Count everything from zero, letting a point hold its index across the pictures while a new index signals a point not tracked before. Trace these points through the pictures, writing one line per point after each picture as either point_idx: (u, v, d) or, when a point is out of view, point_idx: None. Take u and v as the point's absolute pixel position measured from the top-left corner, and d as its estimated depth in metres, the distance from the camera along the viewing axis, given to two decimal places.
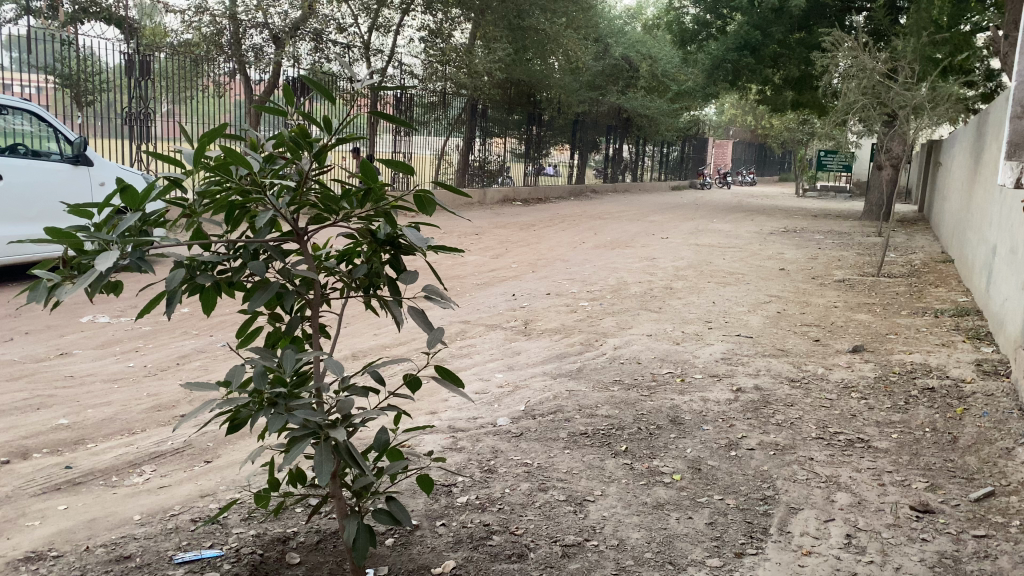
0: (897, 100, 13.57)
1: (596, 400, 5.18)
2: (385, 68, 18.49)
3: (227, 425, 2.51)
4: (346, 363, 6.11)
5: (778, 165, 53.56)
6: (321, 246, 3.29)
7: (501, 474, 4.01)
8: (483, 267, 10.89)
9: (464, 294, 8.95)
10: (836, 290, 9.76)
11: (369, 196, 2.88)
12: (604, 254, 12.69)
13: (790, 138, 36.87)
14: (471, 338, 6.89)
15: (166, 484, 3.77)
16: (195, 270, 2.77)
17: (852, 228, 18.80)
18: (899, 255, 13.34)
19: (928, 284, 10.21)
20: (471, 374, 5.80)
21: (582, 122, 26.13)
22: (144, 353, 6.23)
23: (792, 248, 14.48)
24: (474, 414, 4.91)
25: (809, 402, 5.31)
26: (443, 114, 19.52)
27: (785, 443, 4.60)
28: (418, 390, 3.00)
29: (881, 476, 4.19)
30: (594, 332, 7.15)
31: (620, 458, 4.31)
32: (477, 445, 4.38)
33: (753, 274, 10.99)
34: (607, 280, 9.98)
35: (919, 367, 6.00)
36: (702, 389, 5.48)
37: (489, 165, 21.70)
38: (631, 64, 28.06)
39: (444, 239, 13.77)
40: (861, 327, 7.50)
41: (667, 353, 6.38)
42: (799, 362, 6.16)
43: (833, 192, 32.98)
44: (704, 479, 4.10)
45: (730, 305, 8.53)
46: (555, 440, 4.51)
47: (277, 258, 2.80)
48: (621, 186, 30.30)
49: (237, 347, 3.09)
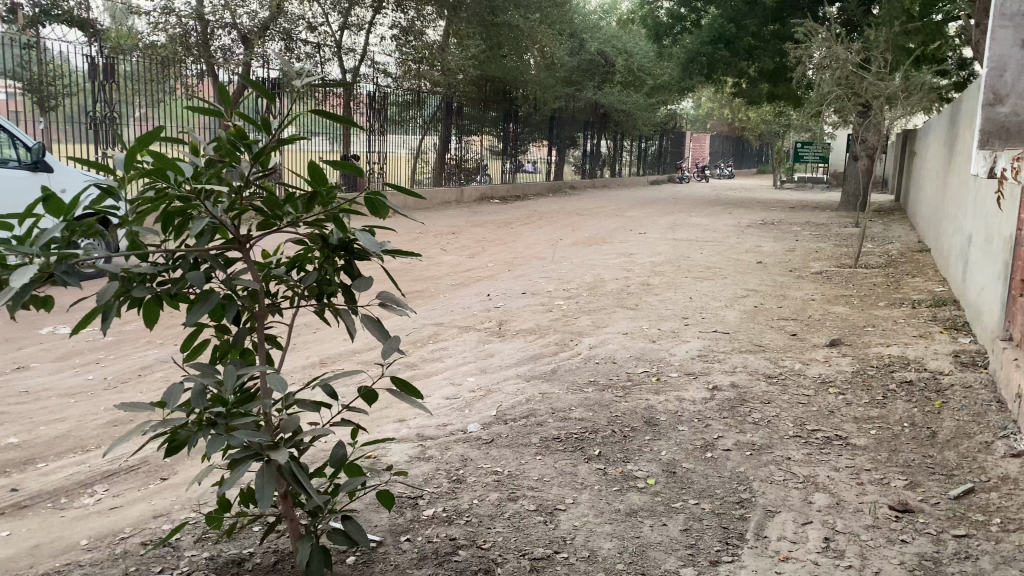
0: (871, 90, 13.55)
1: (570, 402, 5.06)
2: (357, 67, 18.26)
3: (165, 447, 2.37)
4: (315, 370, 5.95)
5: (756, 157, 53.80)
6: (271, 253, 3.14)
7: (470, 484, 3.88)
8: (459, 267, 10.74)
9: (438, 295, 8.81)
10: (814, 283, 9.70)
11: (315, 200, 2.76)
12: (582, 251, 12.59)
13: (768, 130, 36.96)
14: (444, 341, 6.74)
15: (118, 504, 3.62)
16: (132, 282, 2.62)
17: (830, 219, 18.81)
18: (877, 246, 13.33)
19: (906, 274, 10.18)
20: (443, 379, 5.66)
21: (559, 118, 26.02)
22: (106, 365, 6.04)
23: (770, 241, 14.44)
24: (443, 421, 4.77)
25: (787, 398, 5.21)
26: (418, 113, 19.33)
27: (762, 442, 4.49)
28: (374, 402, 2.86)
29: (859, 474, 4.09)
30: (570, 331, 7.03)
31: (593, 463, 4.18)
32: (446, 453, 4.25)
33: (730, 268, 10.91)
34: (584, 277, 9.86)
35: (897, 360, 5.92)
36: (677, 388, 5.37)
37: (466, 163, 21.53)
38: (607, 59, 27.97)
39: (421, 239, 13.62)
40: (839, 319, 7.44)
41: (643, 351, 6.27)
42: (776, 358, 6.06)
43: (810, 184, 33.09)
44: (679, 482, 3.99)
45: (707, 300, 8.44)
46: (527, 446, 4.38)
47: (218, 268, 2.66)
48: (599, 182, 30.24)
49: (184, 362, 2.95)
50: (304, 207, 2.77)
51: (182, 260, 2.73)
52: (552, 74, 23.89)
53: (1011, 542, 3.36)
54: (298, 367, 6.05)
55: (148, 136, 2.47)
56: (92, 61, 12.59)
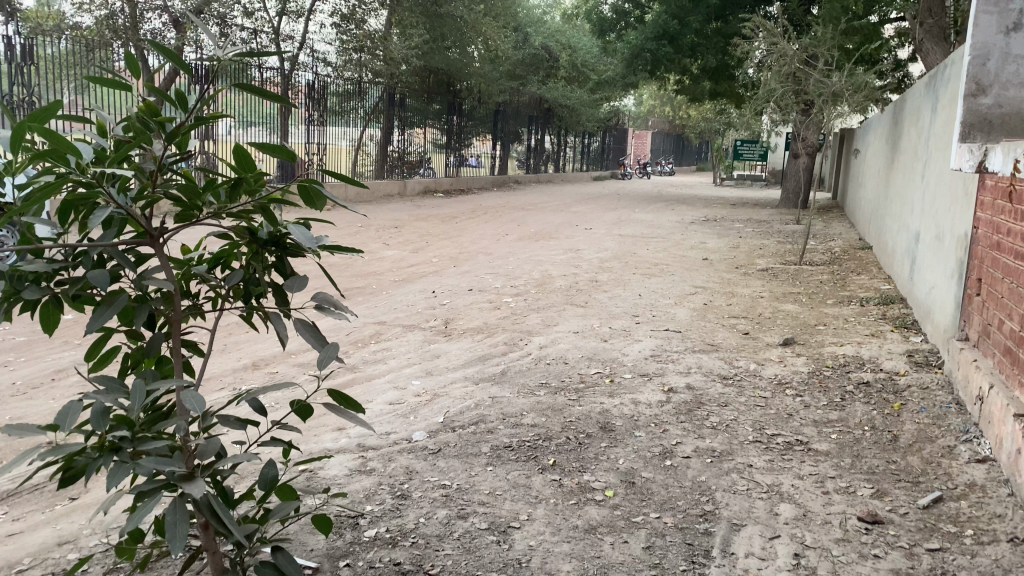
0: (815, 87, 13.60)
1: (521, 407, 4.78)
2: (296, 55, 17.69)
3: (58, 477, 2.01)
4: (248, 374, 5.55)
5: (695, 154, 54.46)
6: (192, 249, 2.81)
7: (416, 500, 3.58)
8: (402, 263, 10.36)
9: (380, 292, 8.44)
10: (761, 280, 9.63)
11: (241, 188, 2.44)
12: (527, 246, 12.34)
13: (709, 128, 37.37)
14: (386, 341, 6.40)
15: (21, 529, 3.23)
16: (22, 282, 2.24)
17: (771, 216, 18.97)
18: (820, 243, 13.42)
19: (851, 272, 10.20)
20: (385, 382, 5.33)
21: (503, 113, 25.72)
22: (15, 368, 5.55)
23: (715, 237, 14.43)
24: (386, 429, 4.45)
25: (744, 400, 5.03)
26: (359, 104, 18.75)
27: (722, 448, 4.30)
28: (308, 418, 2.53)
29: (825, 483, 3.93)
30: (518, 330, 6.76)
31: (548, 474, 3.92)
32: (389, 465, 3.94)
33: (678, 265, 10.80)
34: (532, 274, 9.60)
35: (852, 360, 5.80)
36: (632, 390, 5.15)
37: (408, 156, 21.06)
38: (551, 53, 27.77)
39: (362, 233, 13.19)
40: (789, 318, 7.33)
41: (595, 351, 6.04)
42: (730, 357, 5.90)
43: (749, 181, 33.53)
44: (638, 494, 3.75)
45: (656, 297, 8.28)
46: (477, 455, 4.09)
47: (127, 267, 2.31)
48: (543, 177, 30.08)
49: (89, 372, 2.58)
50: (228, 197, 2.45)
51: (82, 256, 2.34)
52: (496, 66, 23.59)
53: (987, 555, 3.22)
54: (229, 370, 5.65)
55: (42, 111, 2.08)
56: (8, 40, 11.79)
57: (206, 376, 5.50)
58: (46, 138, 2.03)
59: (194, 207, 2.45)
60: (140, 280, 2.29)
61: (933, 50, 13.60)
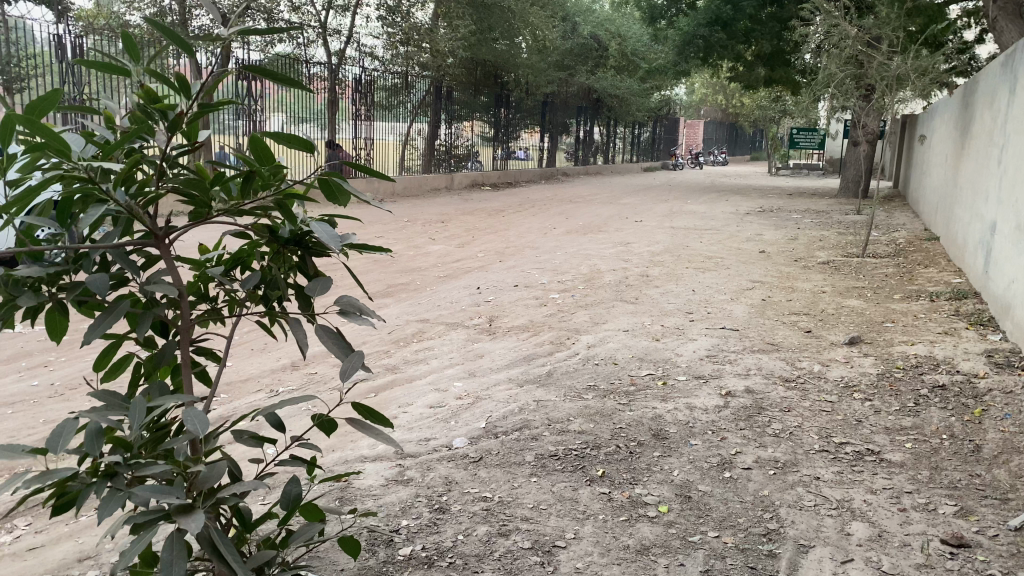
0: (878, 71, 12.98)
1: (568, 412, 4.51)
2: (343, 50, 17.74)
3: (49, 503, 1.81)
4: (286, 374, 5.40)
5: (750, 143, 53.30)
6: (210, 248, 2.60)
7: (454, 515, 3.35)
8: (447, 258, 10.16)
9: (424, 288, 8.24)
10: (822, 273, 9.19)
11: (255, 182, 2.23)
12: (576, 240, 12.04)
13: (762, 117, 36.47)
14: (429, 339, 6.19)
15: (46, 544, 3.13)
16: (18, 288, 2.05)
17: (830, 206, 18.30)
18: (883, 234, 12.83)
19: (918, 264, 9.68)
20: (426, 384, 5.12)
21: (552, 104, 25.40)
22: (54, 369, 5.49)
23: (771, 228, 13.93)
24: (426, 435, 4.24)
25: (808, 406, 4.69)
26: (407, 98, 18.59)
27: (785, 459, 3.98)
28: (332, 432, 2.30)
29: (900, 498, 3.59)
30: (566, 328, 6.50)
31: (597, 486, 3.65)
32: (427, 475, 3.72)
33: (733, 258, 10.40)
34: (580, 269, 9.31)
35: (925, 361, 5.40)
36: (686, 394, 4.85)
37: (456, 149, 20.88)
38: (601, 43, 27.23)
39: (408, 228, 13.04)
40: (854, 314, 6.92)
41: (646, 351, 5.73)
42: (792, 358, 5.54)
43: (806, 170, 32.58)
44: (695, 510, 3.47)
45: (712, 293, 7.92)
46: (520, 465, 3.85)
47: (131, 272, 2.11)
48: (592, 169, 29.67)
49: (99, 381, 2.39)
50: (242, 191, 2.24)
51: (85, 259, 2.15)
52: (544, 57, 23.29)
53: None
54: (268, 370, 5.51)
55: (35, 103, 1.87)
56: (57, 37, 11.93)
57: (244, 377, 5.36)
58: (33, 131, 1.82)
59: (205, 204, 2.24)
60: (148, 284, 2.10)
61: (1007, 28, 12.88)
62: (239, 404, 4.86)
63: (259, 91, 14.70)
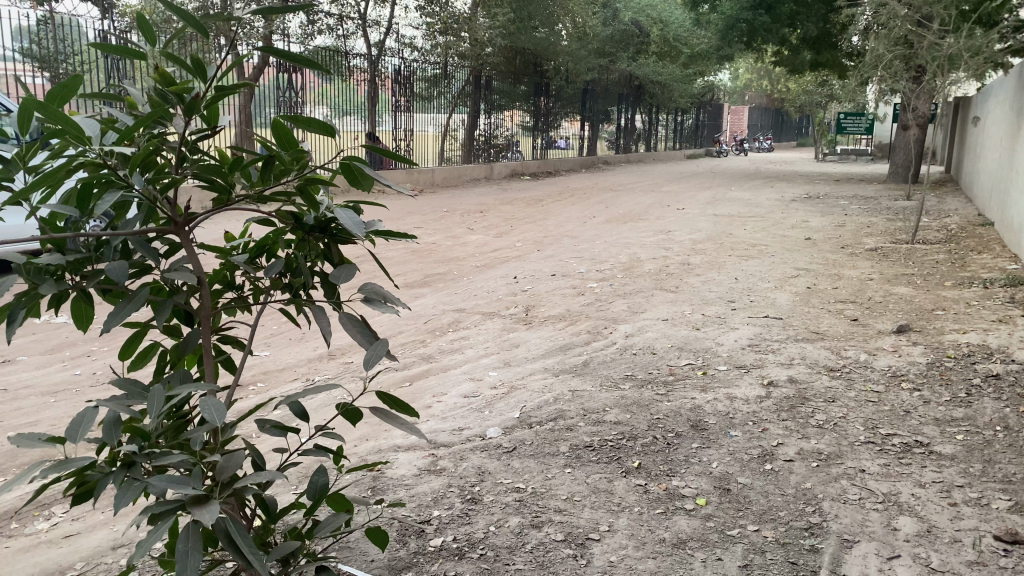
0: (929, 51, 12.56)
1: (604, 402, 4.43)
2: (383, 41, 17.76)
3: (70, 493, 1.79)
4: (322, 364, 5.41)
5: (795, 129, 52.32)
6: (237, 237, 2.57)
7: (487, 506, 3.30)
8: (485, 247, 10.12)
9: (461, 278, 8.21)
10: (869, 261, 8.92)
11: (275, 168, 2.19)
12: (616, 228, 11.90)
13: (809, 102, 35.69)
14: (464, 329, 6.15)
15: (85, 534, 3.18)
16: (41, 277, 2.04)
17: (878, 192, 17.82)
18: (935, 220, 12.46)
19: (971, 251, 9.35)
20: (461, 374, 5.08)
21: (592, 91, 25.14)
22: (97, 357, 5.59)
23: (817, 215, 13.61)
24: (459, 425, 4.20)
25: (853, 396, 4.54)
26: (446, 88, 18.54)
27: (829, 451, 3.86)
28: (357, 423, 2.22)
29: (950, 492, 3.45)
30: (604, 317, 6.40)
31: (632, 478, 3.57)
32: (460, 465, 3.67)
33: (777, 246, 10.17)
34: (619, 257, 9.18)
35: (978, 350, 5.20)
36: (727, 384, 4.73)
37: (496, 139, 20.78)
38: (642, 29, 26.87)
39: (447, 218, 13.02)
40: (902, 302, 6.69)
41: (685, 341, 5.61)
42: (837, 347, 5.37)
43: (854, 156, 31.82)
44: (734, 503, 3.37)
45: (755, 281, 7.75)
46: (554, 455, 3.78)
47: (152, 259, 2.09)
48: (633, 157, 29.35)
49: (127, 370, 2.38)
50: (262, 178, 2.21)
51: (107, 247, 2.12)
52: (584, 45, 23.05)
53: None
54: (304, 360, 5.52)
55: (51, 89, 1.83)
56: (101, 35, 12.11)
57: (281, 367, 5.38)
58: (48, 117, 1.80)
59: (225, 190, 2.21)
60: (169, 272, 2.07)
61: None
62: (275, 393, 4.87)
63: (300, 83, 14.82)
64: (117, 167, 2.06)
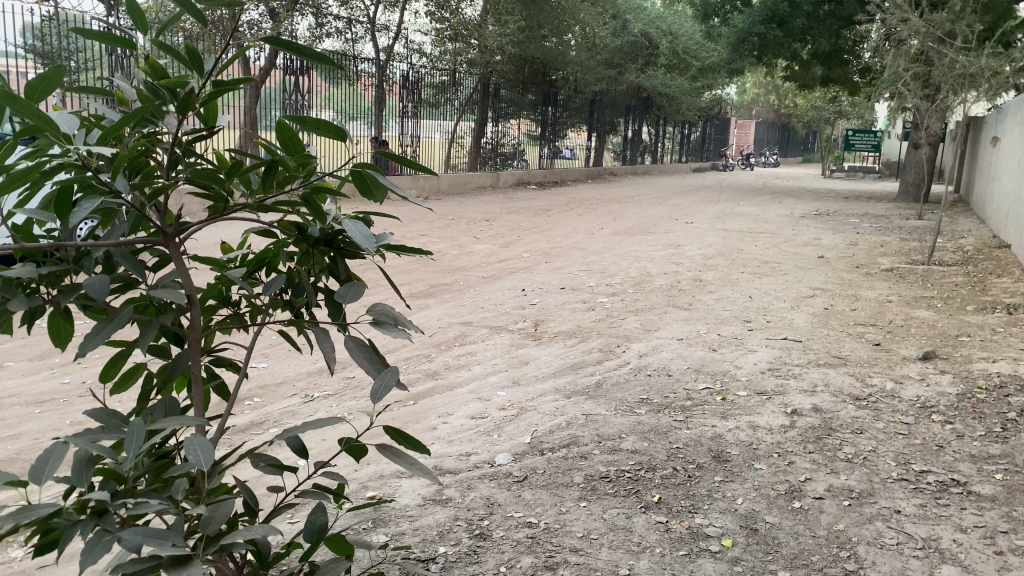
0: (948, 69, 12.33)
1: (620, 428, 4.19)
2: (391, 45, 17.58)
3: (31, 541, 1.55)
4: (322, 378, 5.18)
5: (801, 145, 52.15)
6: (235, 247, 2.35)
7: (496, 542, 3.06)
8: (492, 258, 9.89)
9: (467, 289, 7.97)
10: (886, 281, 8.69)
11: (278, 174, 1.96)
12: (624, 241, 11.67)
13: (816, 118, 35.49)
14: (471, 344, 5.93)
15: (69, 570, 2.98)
16: (11, 290, 1.80)
17: (889, 210, 17.60)
18: (949, 240, 12.22)
19: (989, 274, 9.13)
20: (468, 393, 4.84)
21: (600, 102, 24.94)
22: (87, 365, 5.36)
23: (828, 233, 13.38)
24: (466, 450, 3.96)
25: (881, 428, 4.30)
26: (454, 96, 18.34)
27: (861, 488, 3.61)
28: (361, 459, 1.97)
29: (995, 539, 3.21)
30: (615, 335, 6.17)
31: (652, 514, 3.34)
32: (468, 496, 3.44)
33: (790, 263, 9.94)
34: (629, 272, 8.96)
35: (1010, 380, 4.96)
36: (748, 412, 4.49)
37: (503, 148, 20.53)
38: (651, 40, 26.70)
39: (452, 226, 12.79)
40: (925, 327, 6.45)
41: (703, 362, 5.37)
42: (862, 374, 5.14)
43: (861, 173, 31.61)
44: (761, 545, 3.13)
45: (770, 300, 7.52)
46: (569, 487, 3.54)
47: (136, 274, 1.85)
48: (640, 169, 29.16)
49: (109, 392, 2.15)
50: (263, 185, 1.98)
51: (86, 258, 1.88)
52: (593, 54, 22.95)
53: None
54: (303, 373, 5.29)
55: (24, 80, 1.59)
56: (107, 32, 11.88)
57: (279, 380, 5.14)
58: (20, 112, 1.56)
59: (222, 197, 1.98)
60: (157, 289, 1.83)
61: None
62: (272, 409, 4.64)
63: (306, 85, 14.63)
64: (101, 169, 1.82)
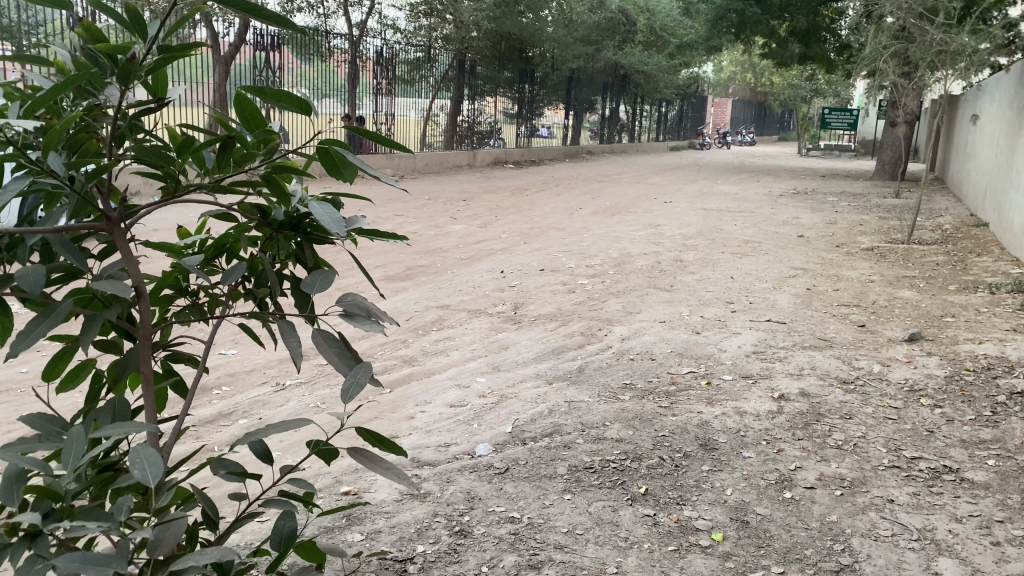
0: (929, 46, 12.19)
1: (603, 415, 4.05)
2: (365, 21, 17.21)
3: None
4: (294, 366, 4.99)
5: (777, 123, 52.20)
6: (193, 231, 2.15)
7: (477, 539, 2.92)
8: (469, 239, 9.71)
9: (444, 271, 7.80)
10: (867, 261, 8.62)
11: (236, 152, 1.77)
12: (602, 221, 11.51)
13: (792, 96, 35.40)
14: (449, 328, 5.76)
15: None
16: None
17: (867, 189, 17.58)
18: (928, 219, 12.18)
19: (969, 253, 9.09)
20: (446, 380, 4.68)
21: (577, 80, 24.66)
22: (46, 353, 5.13)
23: (807, 212, 13.30)
24: (444, 441, 3.81)
25: (870, 412, 4.21)
26: (429, 72, 18.01)
27: (852, 477, 3.51)
28: (331, 462, 1.78)
29: (991, 529, 3.11)
30: (596, 317, 6.04)
31: (639, 507, 3.21)
32: (447, 489, 3.28)
33: (770, 243, 9.85)
34: (609, 252, 8.81)
35: (997, 362, 4.89)
36: (735, 397, 4.37)
37: (479, 126, 20.24)
38: (628, 17, 26.38)
39: (428, 206, 12.56)
40: (909, 307, 6.38)
41: (687, 346, 5.25)
42: (848, 357, 5.04)
43: (837, 151, 31.64)
44: (753, 539, 3.01)
45: (752, 280, 7.42)
46: (553, 479, 3.40)
47: (78, 263, 1.65)
48: (617, 147, 28.97)
49: (54, 389, 1.95)
50: (219, 165, 1.78)
51: (20, 246, 1.67)
52: (570, 31, 22.64)
53: None
54: (274, 361, 5.10)
55: None
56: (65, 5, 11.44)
57: (249, 368, 4.95)
58: None
59: (173, 176, 1.78)
60: (100, 279, 1.64)
61: None
62: (241, 399, 4.45)
63: (278, 60, 14.25)
64: (33, 145, 1.62)
